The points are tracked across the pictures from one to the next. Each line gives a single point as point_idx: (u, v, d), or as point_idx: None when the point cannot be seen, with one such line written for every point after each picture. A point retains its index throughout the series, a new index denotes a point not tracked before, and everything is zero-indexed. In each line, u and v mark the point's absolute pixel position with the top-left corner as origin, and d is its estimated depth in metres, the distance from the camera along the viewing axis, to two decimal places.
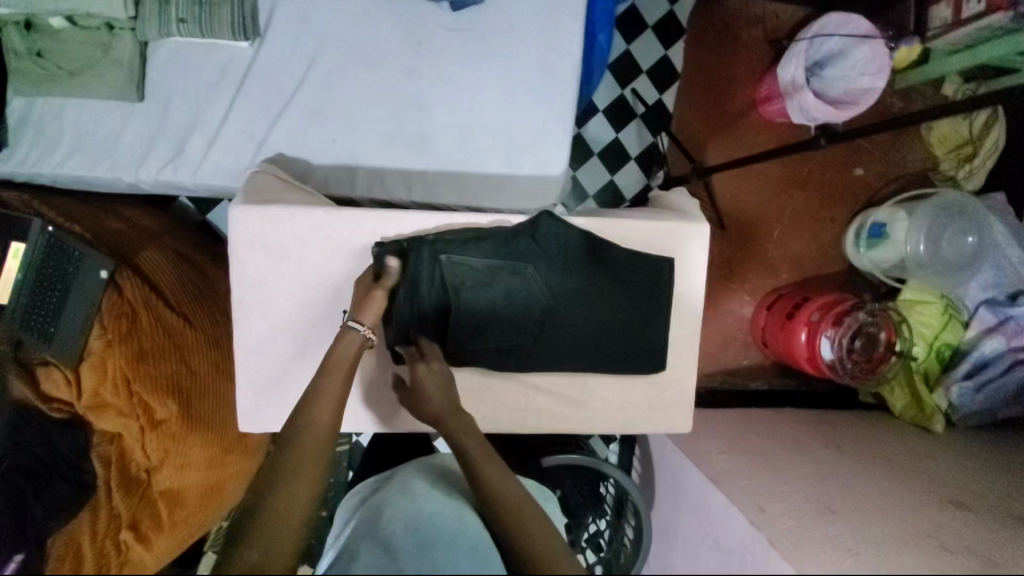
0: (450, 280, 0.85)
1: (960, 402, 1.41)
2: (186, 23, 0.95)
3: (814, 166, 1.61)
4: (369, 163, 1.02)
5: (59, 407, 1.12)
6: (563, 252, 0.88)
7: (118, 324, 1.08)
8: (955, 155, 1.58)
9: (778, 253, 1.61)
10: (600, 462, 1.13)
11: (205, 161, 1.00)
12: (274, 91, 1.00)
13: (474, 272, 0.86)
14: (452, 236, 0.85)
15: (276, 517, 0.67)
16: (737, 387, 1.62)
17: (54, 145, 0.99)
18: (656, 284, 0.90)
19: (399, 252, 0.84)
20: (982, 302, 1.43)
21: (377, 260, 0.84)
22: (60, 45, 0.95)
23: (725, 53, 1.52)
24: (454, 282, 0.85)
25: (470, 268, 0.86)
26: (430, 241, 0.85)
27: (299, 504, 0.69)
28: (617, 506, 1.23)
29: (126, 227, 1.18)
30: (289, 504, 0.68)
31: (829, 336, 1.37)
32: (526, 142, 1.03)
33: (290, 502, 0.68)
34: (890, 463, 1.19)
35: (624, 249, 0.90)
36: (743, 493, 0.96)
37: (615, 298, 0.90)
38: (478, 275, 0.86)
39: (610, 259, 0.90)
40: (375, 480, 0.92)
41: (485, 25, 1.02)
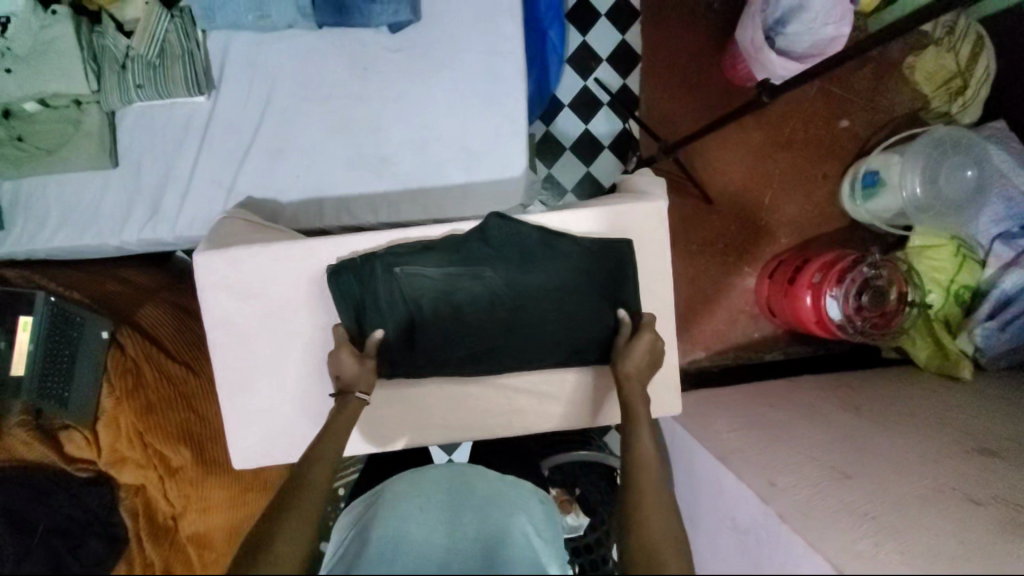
0: (406, 293, 0.89)
1: (985, 344, 1.34)
2: (143, 88, 1.00)
3: (796, 125, 1.56)
4: (334, 193, 1.05)
5: (83, 466, 1.17)
6: (517, 248, 0.89)
7: (123, 380, 1.12)
8: (945, 91, 1.50)
9: (771, 219, 1.56)
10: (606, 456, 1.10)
11: (181, 214, 1.04)
12: (235, 138, 1.05)
13: (429, 282, 0.89)
14: (405, 248, 0.88)
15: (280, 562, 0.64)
16: (751, 361, 1.57)
17: (45, 222, 1.06)
18: (620, 268, 0.90)
19: (355, 272, 0.88)
20: (995, 237, 1.36)
21: (334, 282, 0.87)
22: (36, 128, 1.02)
23: (683, 28, 1.49)
24: (411, 295, 0.89)
25: (426, 279, 0.89)
26: (382, 256, 0.88)
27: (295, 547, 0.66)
28: None
29: (125, 288, 1.24)
30: (286, 547, 0.65)
31: (834, 295, 1.31)
32: (480, 148, 1.06)
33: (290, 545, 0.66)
34: (915, 422, 1.13)
35: (582, 239, 0.90)
36: (753, 468, 0.92)
37: (582, 289, 0.90)
38: (435, 284, 0.89)
39: (569, 251, 0.90)
40: (362, 501, 0.90)
41: (425, 41, 1.05)
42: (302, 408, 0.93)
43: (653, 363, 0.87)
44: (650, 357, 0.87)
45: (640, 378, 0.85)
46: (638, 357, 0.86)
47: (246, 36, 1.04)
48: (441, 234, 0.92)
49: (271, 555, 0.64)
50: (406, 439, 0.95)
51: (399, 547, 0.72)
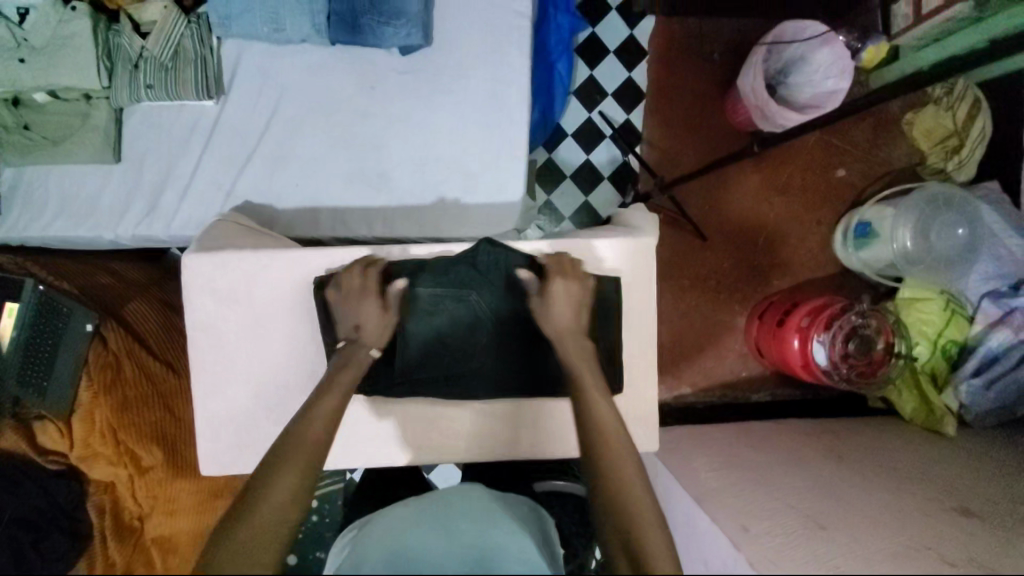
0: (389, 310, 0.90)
1: (971, 401, 1.33)
2: (153, 88, 1.02)
3: (793, 171, 1.58)
4: (331, 204, 1.07)
5: (55, 459, 1.14)
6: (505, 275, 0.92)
7: (103, 376, 1.11)
8: (942, 147, 1.54)
9: (764, 259, 1.57)
10: None
11: (178, 213, 1.05)
12: (239, 143, 1.07)
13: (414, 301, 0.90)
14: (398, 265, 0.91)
15: (271, 509, 0.67)
16: (736, 400, 1.56)
17: (44, 210, 1.07)
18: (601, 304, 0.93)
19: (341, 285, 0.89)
20: (984, 294, 1.37)
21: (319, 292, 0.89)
22: (43, 118, 1.03)
23: (687, 70, 1.54)
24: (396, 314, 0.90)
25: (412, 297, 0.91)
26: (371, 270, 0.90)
27: (288, 495, 0.69)
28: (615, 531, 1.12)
29: (115, 282, 1.24)
30: (280, 496, 0.69)
31: (821, 340, 1.31)
32: (479, 171, 1.08)
33: (284, 494, 0.69)
34: (895, 475, 1.12)
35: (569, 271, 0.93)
36: (728, 512, 0.91)
37: None
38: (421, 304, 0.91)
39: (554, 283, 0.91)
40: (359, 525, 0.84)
41: (434, 65, 1.08)
42: (276, 419, 0.92)
43: (580, 310, 0.88)
44: (573, 304, 0.87)
45: (565, 327, 0.87)
46: (561, 306, 0.87)
47: (262, 47, 1.07)
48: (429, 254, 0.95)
49: (264, 503, 0.68)
50: (379, 456, 0.95)
51: (403, 568, 0.67)
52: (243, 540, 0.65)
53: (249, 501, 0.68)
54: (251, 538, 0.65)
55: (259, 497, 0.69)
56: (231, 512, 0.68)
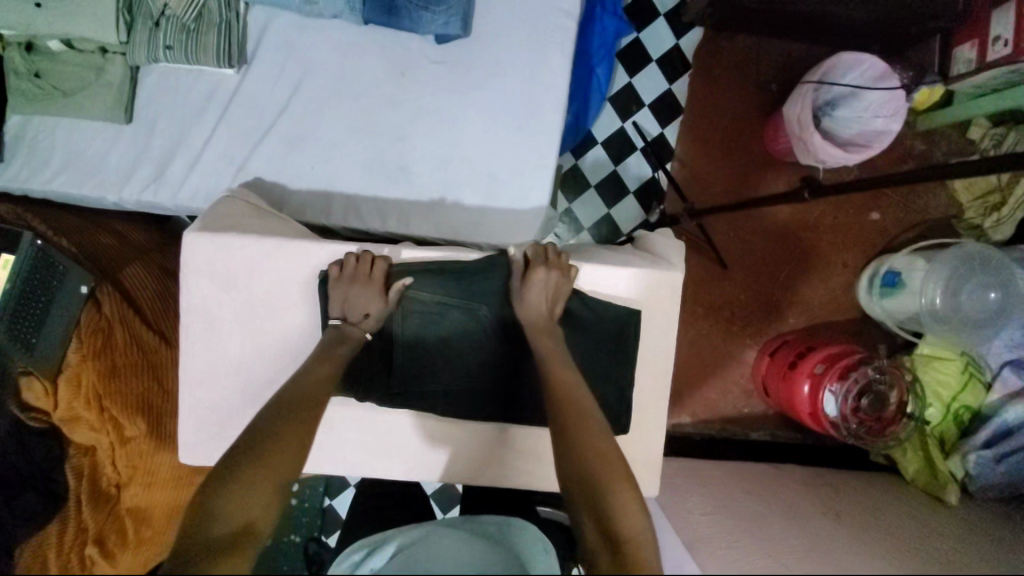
0: (395, 314, 0.88)
1: (978, 473, 1.28)
2: (172, 49, 0.97)
3: (826, 208, 1.52)
4: (345, 192, 1.02)
5: (36, 416, 1.11)
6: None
7: (93, 340, 1.08)
8: (981, 203, 1.46)
9: (784, 296, 1.52)
10: None
11: (185, 183, 1.01)
12: (256, 117, 1.02)
13: (420, 308, 0.88)
14: (421, 267, 0.88)
15: (275, 448, 0.73)
16: (735, 437, 1.53)
17: (47, 162, 1.02)
18: (616, 337, 0.91)
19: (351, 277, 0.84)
20: (1006, 362, 1.33)
21: (322, 286, 0.86)
22: (56, 68, 0.98)
23: (730, 89, 1.47)
24: (400, 318, 0.88)
25: (421, 303, 0.88)
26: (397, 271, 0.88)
27: (291, 438, 0.74)
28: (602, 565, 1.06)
29: (116, 243, 1.20)
30: (283, 438, 0.74)
31: (832, 390, 1.27)
32: (503, 176, 1.03)
33: (288, 435, 0.74)
34: (896, 544, 1.07)
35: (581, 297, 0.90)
36: (720, 564, 0.87)
37: (575, 344, 0.91)
38: (425, 312, 0.88)
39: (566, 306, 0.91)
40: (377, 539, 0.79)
41: (469, 58, 1.02)
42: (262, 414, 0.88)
43: (553, 300, 0.86)
44: (549, 294, 0.86)
45: (535, 315, 0.85)
46: (536, 293, 0.85)
47: (291, 17, 1.01)
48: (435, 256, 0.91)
49: (269, 444, 0.73)
50: (369, 462, 0.94)
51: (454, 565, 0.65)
52: (248, 473, 0.70)
53: (255, 443, 0.73)
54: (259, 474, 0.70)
55: (267, 441, 0.73)
56: (238, 449, 0.72)
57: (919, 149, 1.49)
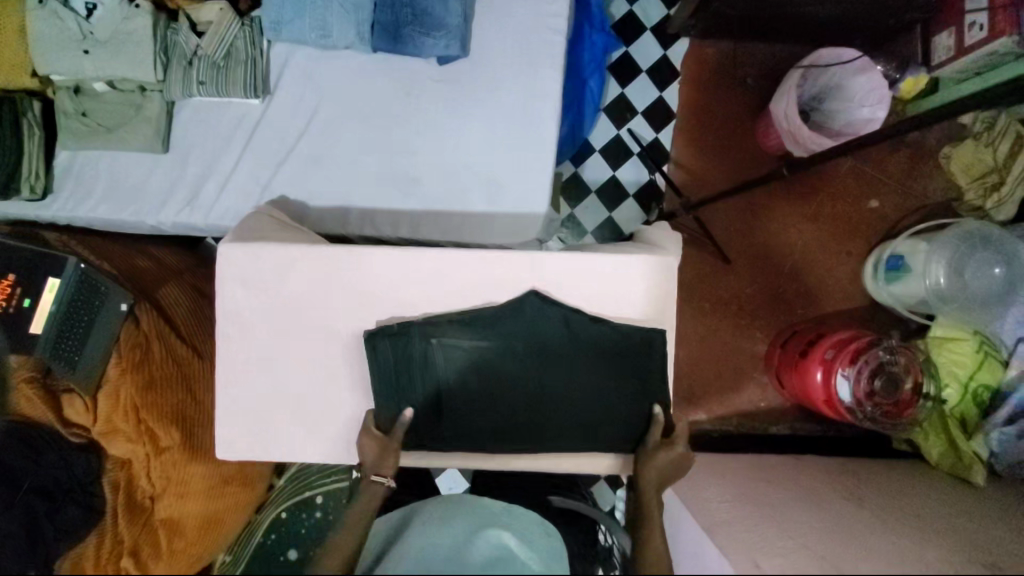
0: (439, 363, 0.84)
1: (1002, 449, 1.27)
2: (204, 85, 1.07)
3: (825, 199, 1.54)
4: (361, 204, 1.10)
5: (77, 432, 1.20)
6: (565, 327, 0.84)
7: (132, 354, 1.15)
8: (980, 184, 1.47)
9: (791, 289, 1.54)
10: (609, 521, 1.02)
11: (217, 204, 1.10)
12: (280, 140, 1.11)
13: (462, 354, 0.83)
14: (444, 316, 0.84)
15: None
16: (756, 432, 1.52)
17: (90, 192, 1.12)
18: (651, 355, 0.85)
19: (392, 335, 0.83)
20: (1020, 338, 1.32)
21: (370, 346, 0.84)
22: (100, 107, 1.09)
23: (719, 92, 1.53)
24: (444, 366, 0.83)
25: (459, 350, 0.83)
26: (420, 324, 0.84)
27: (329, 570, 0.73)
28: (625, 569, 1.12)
29: (152, 264, 1.29)
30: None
31: (846, 374, 1.28)
32: (507, 181, 1.10)
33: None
34: (919, 521, 1.08)
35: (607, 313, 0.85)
36: (740, 546, 0.91)
37: (623, 370, 0.85)
38: (467, 358, 0.84)
39: (597, 334, 0.85)
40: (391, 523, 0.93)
41: (469, 76, 1.10)
42: (293, 408, 0.88)
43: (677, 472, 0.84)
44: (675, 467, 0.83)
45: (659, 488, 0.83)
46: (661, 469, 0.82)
47: (307, 51, 1.11)
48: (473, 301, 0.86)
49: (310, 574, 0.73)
50: None
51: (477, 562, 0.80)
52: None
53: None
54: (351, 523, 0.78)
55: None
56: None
57: (909, 139, 1.53)
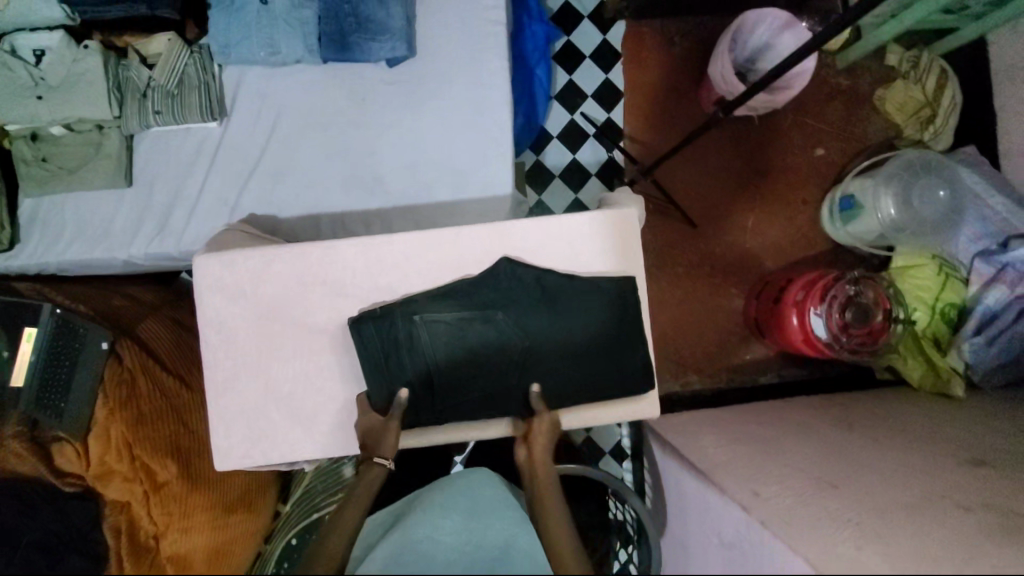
0: (423, 340, 0.85)
1: (976, 360, 1.33)
2: (161, 114, 1.09)
3: (775, 153, 1.61)
4: (330, 210, 1.12)
5: (71, 482, 1.16)
6: (538, 287, 0.88)
7: (117, 392, 1.14)
8: (916, 119, 1.56)
9: (758, 243, 1.60)
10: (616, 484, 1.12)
11: (187, 230, 1.11)
12: (242, 158, 1.13)
13: (445, 328, 0.86)
14: (423, 294, 0.87)
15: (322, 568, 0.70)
16: (746, 384, 1.56)
17: (59, 236, 1.12)
18: (624, 302, 0.89)
19: (374, 318, 0.86)
20: (975, 255, 1.38)
21: (354, 335, 0.86)
22: (59, 150, 1.10)
23: (660, 66, 1.60)
24: (428, 341, 0.85)
25: (441, 324, 0.86)
26: (401, 305, 0.86)
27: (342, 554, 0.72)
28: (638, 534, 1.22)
29: (128, 302, 1.28)
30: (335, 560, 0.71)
31: (818, 313, 1.33)
32: (468, 169, 1.14)
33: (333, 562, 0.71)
34: (907, 437, 1.13)
35: (580, 271, 0.89)
36: (740, 480, 0.95)
37: (600, 324, 0.88)
38: (449, 331, 0.86)
39: (572, 288, 0.88)
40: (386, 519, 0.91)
41: (418, 74, 1.15)
42: (286, 407, 0.89)
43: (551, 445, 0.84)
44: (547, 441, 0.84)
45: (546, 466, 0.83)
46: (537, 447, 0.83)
47: (258, 70, 1.14)
48: (450, 275, 0.89)
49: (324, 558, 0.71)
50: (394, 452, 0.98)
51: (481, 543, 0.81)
52: None
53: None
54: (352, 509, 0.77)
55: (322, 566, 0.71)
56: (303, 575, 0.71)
57: (845, 87, 1.61)
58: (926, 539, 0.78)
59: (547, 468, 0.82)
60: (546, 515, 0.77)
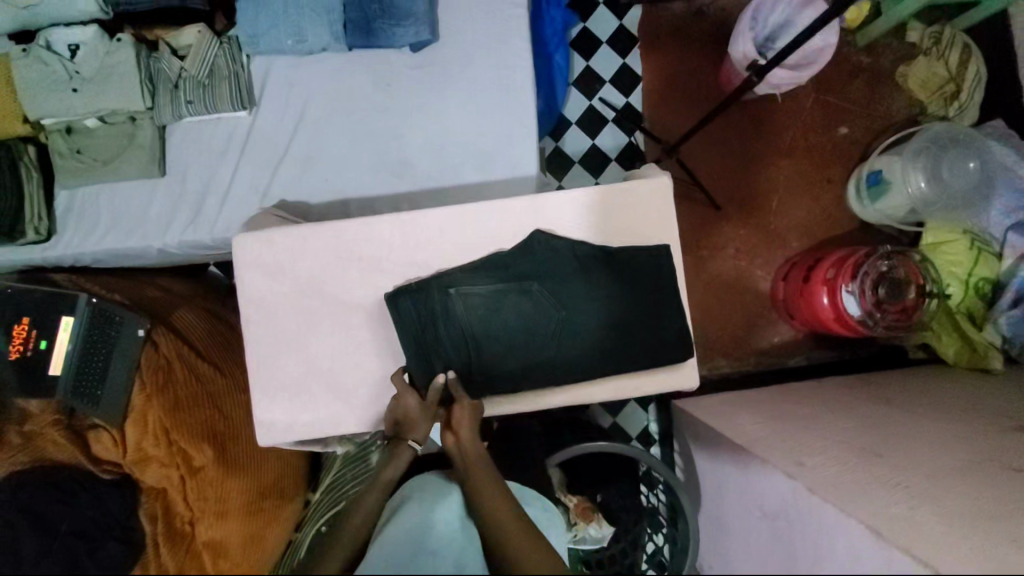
0: (460, 313, 0.86)
1: (1013, 333, 1.31)
2: (193, 104, 1.11)
3: (796, 134, 1.60)
4: (359, 194, 1.13)
5: (108, 468, 1.19)
6: (573, 258, 0.87)
7: (155, 379, 1.15)
8: (940, 95, 1.54)
9: (782, 223, 1.58)
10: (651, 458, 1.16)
11: (219, 218, 1.12)
12: (271, 144, 1.15)
13: (480, 300, 0.86)
14: (459, 268, 0.87)
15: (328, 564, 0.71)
16: (774, 366, 1.55)
17: (95, 226, 1.15)
18: (659, 272, 0.88)
19: (413, 290, 0.86)
20: (1009, 228, 1.36)
21: (393, 308, 0.86)
22: (93, 142, 1.12)
23: (679, 49, 1.60)
24: (464, 313, 0.86)
25: (476, 296, 0.86)
26: (439, 277, 0.87)
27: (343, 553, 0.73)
28: (672, 516, 1.24)
29: (161, 293, 1.30)
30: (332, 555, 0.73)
31: (850, 289, 1.31)
32: (494, 150, 1.14)
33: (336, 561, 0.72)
34: (951, 410, 1.12)
35: (612, 243, 0.89)
36: (780, 452, 0.96)
37: (636, 294, 0.88)
38: (484, 303, 0.86)
39: (607, 259, 0.88)
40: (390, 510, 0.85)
41: (443, 58, 1.16)
42: (323, 384, 0.89)
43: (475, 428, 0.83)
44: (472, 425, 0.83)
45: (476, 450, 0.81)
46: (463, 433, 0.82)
47: (285, 59, 1.15)
48: (483, 249, 0.89)
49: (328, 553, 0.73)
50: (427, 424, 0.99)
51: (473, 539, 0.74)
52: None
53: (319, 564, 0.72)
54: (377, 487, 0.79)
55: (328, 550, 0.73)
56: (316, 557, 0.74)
57: (866, 64, 1.60)
58: (971, 502, 0.80)
59: (475, 450, 0.81)
60: (483, 496, 0.76)
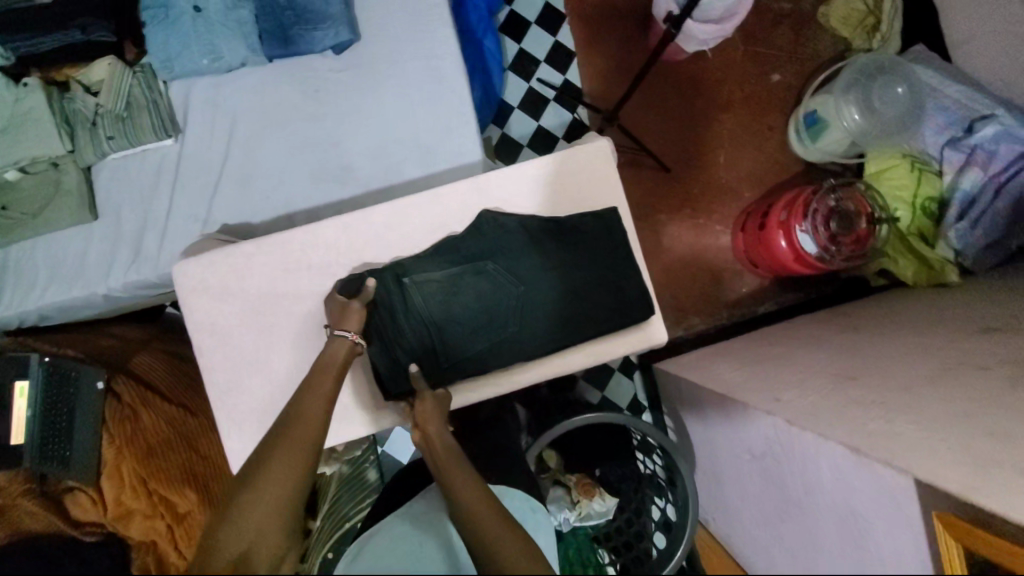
0: (419, 303, 0.85)
1: (963, 244, 1.35)
2: (114, 139, 1.07)
3: (731, 86, 1.62)
4: (304, 206, 1.11)
5: (89, 530, 1.12)
6: (522, 232, 0.87)
7: (122, 429, 1.12)
8: (863, 28, 1.58)
9: (732, 175, 1.61)
10: (637, 422, 1.17)
11: (161, 253, 1.08)
12: (205, 168, 1.11)
13: (438, 287, 0.85)
14: (411, 258, 0.87)
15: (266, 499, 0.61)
16: (746, 316, 1.57)
17: (33, 282, 1.10)
18: (611, 234, 0.89)
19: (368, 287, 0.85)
20: (944, 145, 1.40)
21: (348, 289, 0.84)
22: (16, 195, 1.07)
23: (606, 19, 1.61)
24: (423, 302, 0.85)
25: (431, 283, 0.85)
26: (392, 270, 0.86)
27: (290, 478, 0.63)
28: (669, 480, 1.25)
29: (117, 342, 1.26)
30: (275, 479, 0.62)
31: (805, 228, 1.34)
32: (433, 142, 1.13)
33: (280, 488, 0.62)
34: (918, 326, 1.15)
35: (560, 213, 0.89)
36: (760, 392, 0.98)
37: (590, 259, 0.88)
38: (441, 288, 0.86)
39: (556, 229, 0.88)
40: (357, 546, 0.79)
41: (367, 56, 1.14)
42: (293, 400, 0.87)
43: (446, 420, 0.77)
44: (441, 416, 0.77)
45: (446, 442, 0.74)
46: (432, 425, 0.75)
47: (205, 80, 1.12)
48: (432, 238, 0.89)
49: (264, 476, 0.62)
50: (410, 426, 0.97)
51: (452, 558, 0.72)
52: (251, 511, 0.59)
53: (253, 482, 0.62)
54: (294, 465, 0.64)
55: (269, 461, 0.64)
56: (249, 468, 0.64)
57: (787, 9, 1.63)
58: (948, 407, 0.81)
59: (444, 443, 0.74)
60: (457, 491, 0.68)
